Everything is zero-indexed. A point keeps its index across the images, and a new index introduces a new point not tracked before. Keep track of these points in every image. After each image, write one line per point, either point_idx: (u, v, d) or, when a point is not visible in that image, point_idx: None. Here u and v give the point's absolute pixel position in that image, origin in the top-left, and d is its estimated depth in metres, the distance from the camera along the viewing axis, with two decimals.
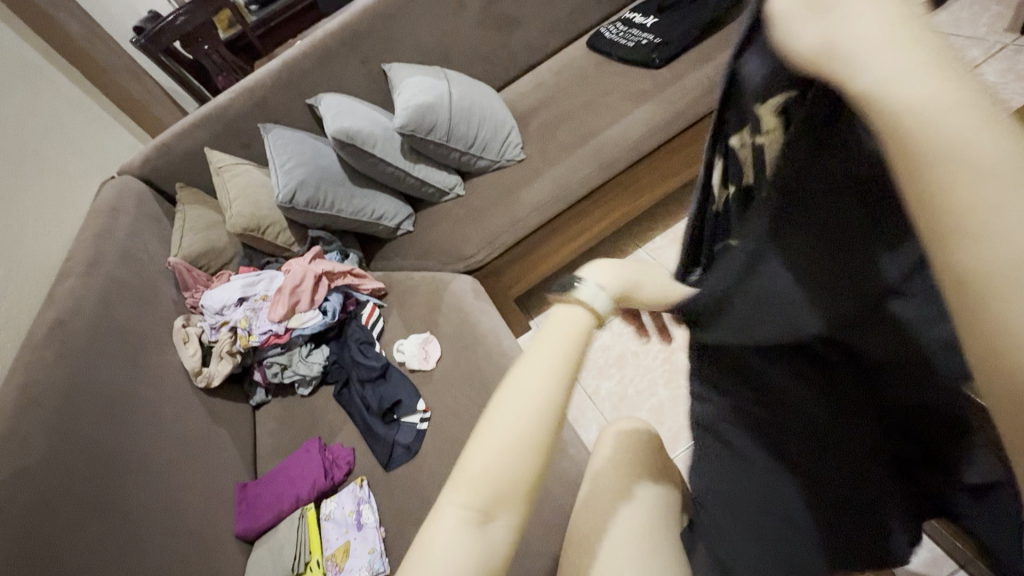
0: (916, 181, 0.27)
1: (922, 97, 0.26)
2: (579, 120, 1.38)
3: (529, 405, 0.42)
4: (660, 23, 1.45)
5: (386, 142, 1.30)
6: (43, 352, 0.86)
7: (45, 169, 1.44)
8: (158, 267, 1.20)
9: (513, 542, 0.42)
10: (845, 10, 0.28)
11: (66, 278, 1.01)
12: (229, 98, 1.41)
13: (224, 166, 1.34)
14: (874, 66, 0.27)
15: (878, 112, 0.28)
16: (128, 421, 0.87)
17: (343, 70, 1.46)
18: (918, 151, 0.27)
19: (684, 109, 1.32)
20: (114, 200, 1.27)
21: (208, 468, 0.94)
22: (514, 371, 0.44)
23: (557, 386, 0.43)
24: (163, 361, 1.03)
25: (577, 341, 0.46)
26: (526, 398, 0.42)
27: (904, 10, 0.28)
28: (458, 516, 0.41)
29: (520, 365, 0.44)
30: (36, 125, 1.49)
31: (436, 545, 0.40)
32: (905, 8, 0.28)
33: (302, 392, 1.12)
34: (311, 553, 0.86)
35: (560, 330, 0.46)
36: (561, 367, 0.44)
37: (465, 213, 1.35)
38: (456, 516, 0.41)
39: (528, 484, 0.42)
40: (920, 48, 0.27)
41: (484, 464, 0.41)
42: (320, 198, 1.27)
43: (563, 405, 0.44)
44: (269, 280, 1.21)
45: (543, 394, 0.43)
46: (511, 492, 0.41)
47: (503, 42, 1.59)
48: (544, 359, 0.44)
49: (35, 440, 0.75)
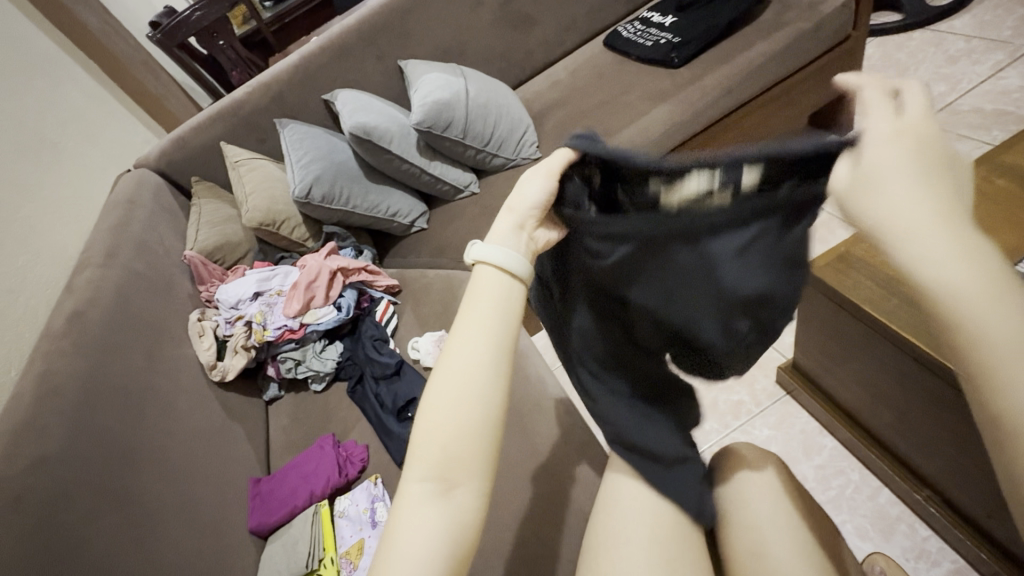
0: (960, 341, 0.39)
1: (955, 283, 0.39)
2: (596, 118, 1.36)
3: (470, 365, 0.47)
4: (679, 22, 1.44)
5: (403, 138, 1.29)
6: (61, 343, 0.85)
7: (63, 160, 1.44)
8: (174, 260, 1.20)
9: (481, 505, 0.46)
10: (896, 207, 0.41)
11: (84, 269, 1.01)
12: (246, 93, 1.41)
13: (240, 161, 1.34)
14: (921, 249, 0.40)
15: (928, 285, 0.40)
16: (145, 413, 0.87)
17: (360, 66, 1.46)
18: (960, 308, 0.39)
19: (703, 109, 1.30)
20: (131, 192, 1.27)
21: (223, 462, 0.94)
22: (457, 340, 0.49)
23: (496, 352, 0.48)
24: (179, 354, 1.02)
25: (508, 309, 0.50)
26: (471, 363, 0.47)
27: (947, 217, 0.40)
28: (422, 488, 0.45)
29: (461, 335, 0.49)
30: (56, 117, 1.51)
31: (413, 516, 0.44)
32: (947, 215, 0.40)
33: (315, 388, 1.12)
34: (325, 550, 0.85)
35: (487, 298, 0.50)
36: (498, 334, 0.49)
37: (479, 211, 1.34)
38: (417, 490, 0.45)
39: (484, 447, 0.46)
40: (957, 243, 0.39)
41: (439, 433, 0.46)
42: (335, 194, 1.26)
43: (504, 366, 0.48)
44: (284, 275, 1.22)
45: (484, 360, 0.48)
46: (469, 459, 0.45)
47: (519, 41, 1.58)
48: (482, 328, 0.49)
49: (53, 431, 0.74)
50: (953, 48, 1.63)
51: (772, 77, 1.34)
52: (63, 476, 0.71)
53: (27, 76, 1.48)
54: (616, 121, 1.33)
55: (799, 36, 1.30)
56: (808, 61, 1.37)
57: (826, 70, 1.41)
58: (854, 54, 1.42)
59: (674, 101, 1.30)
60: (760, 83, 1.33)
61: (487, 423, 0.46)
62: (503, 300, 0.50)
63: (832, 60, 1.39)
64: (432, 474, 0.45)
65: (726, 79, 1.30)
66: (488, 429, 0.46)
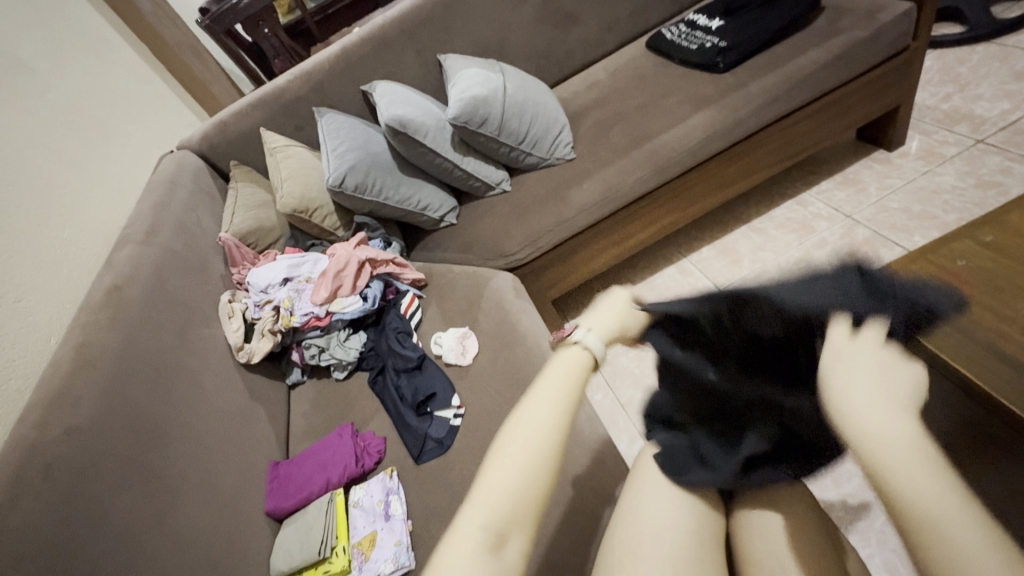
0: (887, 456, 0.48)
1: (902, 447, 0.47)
2: (634, 121, 1.33)
3: (541, 424, 0.52)
4: (726, 26, 1.39)
5: (437, 132, 1.29)
6: (98, 316, 0.88)
7: (111, 138, 1.49)
8: (209, 241, 1.23)
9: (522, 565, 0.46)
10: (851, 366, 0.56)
11: (125, 246, 1.04)
12: (287, 81, 1.44)
13: (278, 147, 1.36)
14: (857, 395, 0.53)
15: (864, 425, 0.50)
16: (173, 389, 0.89)
17: (399, 58, 1.46)
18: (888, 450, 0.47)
19: (747, 117, 1.26)
20: (173, 173, 1.31)
21: (244, 444, 0.95)
22: (524, 403, 0.54)
23: (559, 408, 0.54)
24: (209, 334, 1.05)
25: (578, 375, 0.59)
26: (534, 423, 0.52)
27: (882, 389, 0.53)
28: (476, 540, 0.45)
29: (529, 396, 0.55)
30: (107, 97, 1.56)
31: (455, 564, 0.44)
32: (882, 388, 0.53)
33: (337, 376, 1.13)
34: (337, 539, 0.85)
35: (563, 368, 0.60)
36: (564, 397, 0.55)
37: (509, 209, 1.32)
38: (474, 537, 0.45)
39: (535, 502, 0.49)
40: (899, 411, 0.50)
41: (495, 485, 0.48)
42: (368, 184, 1.26)
43: (563, 428, 0.53)
44: (314, 262, 1.23)
45: (547, 415, 0.53)
46: (519, 511, 0.47)
47: (560, 39, 1.56)
48: (551, 390, 0.56)
49: (86, 401, 0.77)
50: (1019, 63, 1.54)
51: (821, 86, 1.28)
52: (92, 445, 0.73)
53: (82, 56, 1.54)
54: (654, 125, 1.30)
55: (853, 45, 1.25)
56: (861, 72, 1.31)
57: (880, 82, 1.35)
58: (912, 65, 1.35)
59: (717, 107, 1.26)
60: (809, 92, 1.28)
61: (538, 471, 0.49)
62: (575, 374, 0.59)
63: (887, 71, 1.33)
64: (491, 525, 0.46)
65: (773, 87, 1.25)
66: (543, 480, 0.49)
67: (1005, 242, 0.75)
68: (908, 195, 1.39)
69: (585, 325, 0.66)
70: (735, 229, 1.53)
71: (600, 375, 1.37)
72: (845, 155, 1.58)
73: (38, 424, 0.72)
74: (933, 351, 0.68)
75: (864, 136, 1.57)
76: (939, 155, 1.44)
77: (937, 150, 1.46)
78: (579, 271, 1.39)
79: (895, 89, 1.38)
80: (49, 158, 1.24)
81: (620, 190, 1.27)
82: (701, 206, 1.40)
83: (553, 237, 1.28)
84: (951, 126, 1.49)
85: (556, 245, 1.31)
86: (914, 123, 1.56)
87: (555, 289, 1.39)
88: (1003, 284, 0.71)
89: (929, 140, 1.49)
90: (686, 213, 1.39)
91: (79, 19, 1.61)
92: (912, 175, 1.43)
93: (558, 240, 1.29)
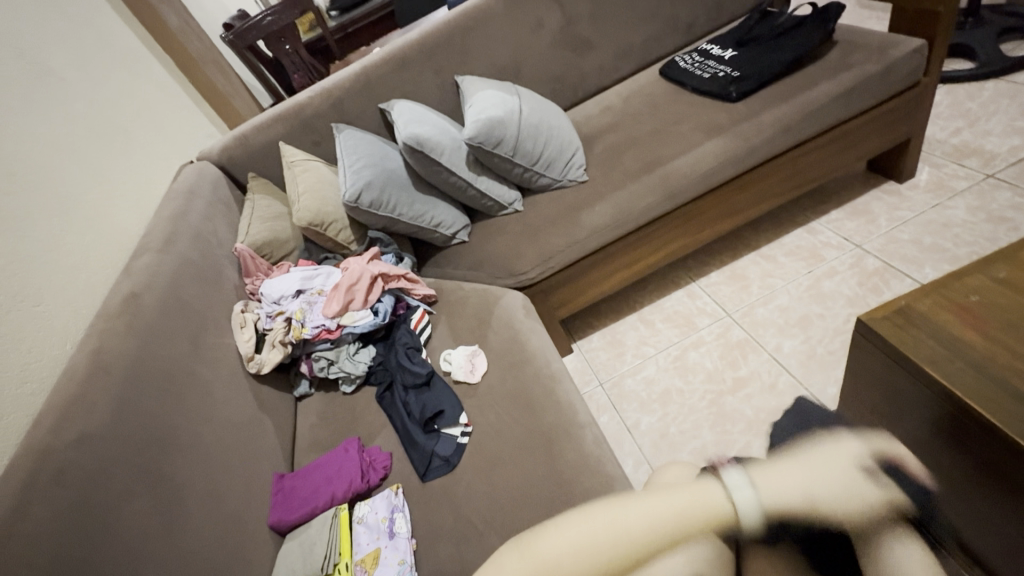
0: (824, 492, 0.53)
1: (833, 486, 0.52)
2: (646, 146, 1.35)
3: (625, 522, 0.43)
4: (739, 56, 1.42)
5: (453, 152, 1.31)
6: (115, 322, 0.89)
7: (133, 147, 1.53)
8: (225, 251, 1.25)
9: None
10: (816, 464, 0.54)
11: (143, 254, 1.06)
12: (308, 97, 1.47)
13: (296, 161, 1.39)
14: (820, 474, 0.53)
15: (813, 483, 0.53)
16: (184, 398, 0.89)
17: (418, 78, 1.50)
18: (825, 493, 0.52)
19: (759, 146, 1.28)
20: (193, 183, 1.33)
21: (251, 455, 0.95)
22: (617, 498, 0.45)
23: (651, 524, 0.43)
24: (221, 343, 1.06)
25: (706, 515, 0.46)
26: (618, 526, 0.42)
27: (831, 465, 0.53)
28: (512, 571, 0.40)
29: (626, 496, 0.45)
30: (132, 108, 1.60)
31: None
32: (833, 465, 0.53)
33: (345, 389, 1.14)
34: (340, 555, 0.84)
35: (693, 496, 0.47)
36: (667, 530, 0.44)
37: (521, 229, 1.34)
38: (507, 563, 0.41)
39: None
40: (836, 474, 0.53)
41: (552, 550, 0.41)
42: (383, 200, 1.28)
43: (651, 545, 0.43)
44: (326, 275, 1.24)
45: (636, 524, 0.43)
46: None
47: (575, 64, 1.59)
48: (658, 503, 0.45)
49: (100, 407, 0.77)
50: None
51: (832, 118, 1.30)
52: (103, 453, 0.74)
53: (110, 68, 1.58)
54: (666, 150, 1.31)
55: (866, 79, 1.27)
56: (872, 105, 1.33)
57: (891, 115, 1.36)
58: (923, 100, 1.37)
59: (729, 135, 1.28)
60: (820, 124, 1.30)
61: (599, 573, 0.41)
62: (697, 506, 0.46)
63: (898, 105, 1.35)
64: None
65: (785, 117, 1.27)
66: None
67: (1018, 278, 0.76)
68: (919, 227, 1.40)
69: (763, 483, 0.49)
70: (744, 255, 1.54)
71: (606, 397, 1.37)
72: (855, 185, 1.59)
73: (52, 429, 0.73)
74: (939, 381, 0.69)
75: (874, 167, 1.59)
76: (949, 188, 1.45)
77: (946, 183, 1.47)
78: (588, 292, 1.39)
79: (906, 122, 1.40)
80: (74, 165, 1.27)
81: (632, 214, 1.28)
82: (711, 232, 1.41)
83: (564, 258, 1.29)
84: (961, 159, 1.51)
85: (567, 265, 1.32)
86: (924, 156, 1.57)
87: (564, 308, 1.40)
88: (1015, 319, 0.71)
89: (938, 173, 1.50)
90: (696, 238, 1.40)
91: (110, 32, 1.66)
92: (922, 207, 1.44)
93: (569, 261, 1.30)
